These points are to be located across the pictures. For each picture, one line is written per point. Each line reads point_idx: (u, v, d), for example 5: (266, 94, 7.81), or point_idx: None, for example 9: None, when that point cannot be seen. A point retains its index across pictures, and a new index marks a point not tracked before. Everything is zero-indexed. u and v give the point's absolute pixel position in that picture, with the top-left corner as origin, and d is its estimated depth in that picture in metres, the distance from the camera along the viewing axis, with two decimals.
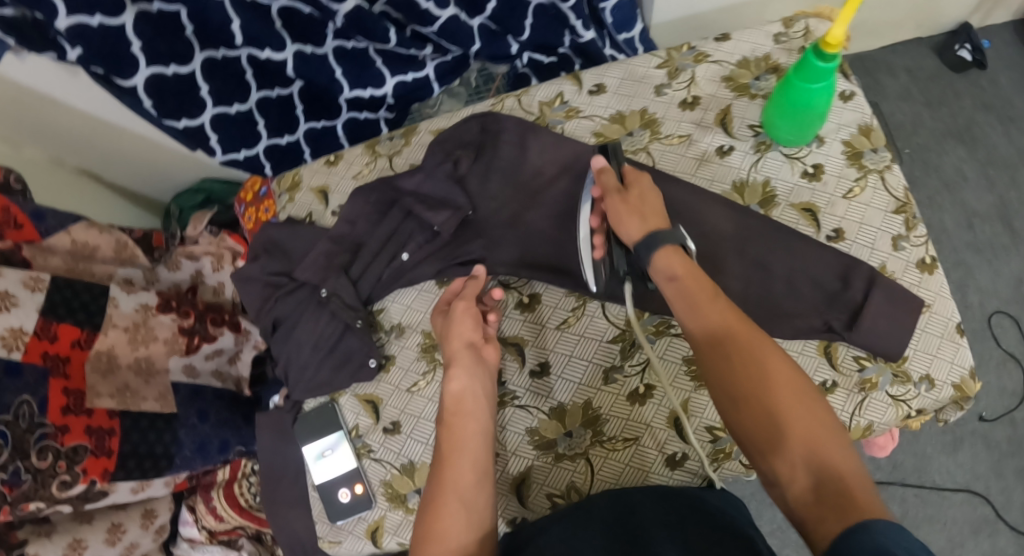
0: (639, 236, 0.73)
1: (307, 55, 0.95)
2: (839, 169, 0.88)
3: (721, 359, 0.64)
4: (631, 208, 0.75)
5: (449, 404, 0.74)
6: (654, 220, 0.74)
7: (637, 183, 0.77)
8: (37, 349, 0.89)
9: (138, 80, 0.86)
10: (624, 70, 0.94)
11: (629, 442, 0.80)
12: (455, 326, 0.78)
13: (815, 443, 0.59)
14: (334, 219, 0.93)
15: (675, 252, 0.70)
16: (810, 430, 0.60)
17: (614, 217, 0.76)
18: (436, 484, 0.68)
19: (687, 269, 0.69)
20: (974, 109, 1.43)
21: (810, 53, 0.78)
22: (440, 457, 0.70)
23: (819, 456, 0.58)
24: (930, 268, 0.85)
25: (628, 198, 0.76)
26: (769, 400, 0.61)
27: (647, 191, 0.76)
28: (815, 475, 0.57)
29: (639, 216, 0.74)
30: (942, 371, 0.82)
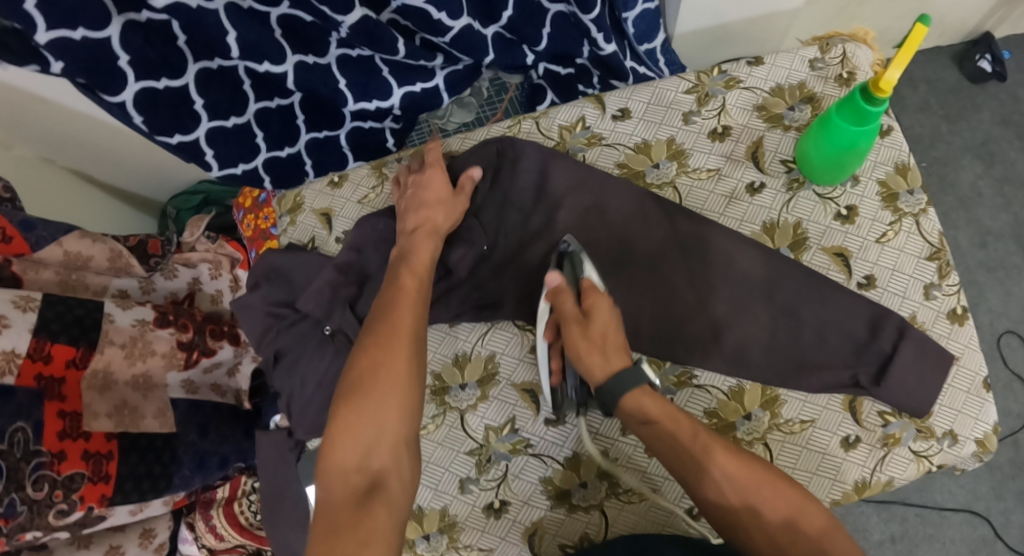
0: (603, 380, 0.70)
1: (309, 66, 0.89)
2: (874, 212, 0.83)
3: (696, 465, 0.64)
4: (595, 340, 0.71)
5: (416, 259, 0.75)
6: (616, 356, 0.71)
7: (597, 313, 0.73)
8: (30, 371, 0.84)
9: (127, 96, 0.79)
10: (652, 93, 0.88)
11: (646, 495, 0.77)
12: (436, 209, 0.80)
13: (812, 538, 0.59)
14: (338, 246, 0.88)
15: (645, 390, 0.69)
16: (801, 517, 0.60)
17: (572, 351, 0.72)
18: (383, 338, 0.68)
19: (663, 412, 0.67)
20: (992, 123, 1.37)
21: (858, 94, 0.72)
22: (393, 311, 0.70)
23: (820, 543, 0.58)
24: (961, 319, 0.82)
25: (589, 331, 0.72)
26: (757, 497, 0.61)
27: (609, 321, 0.73)
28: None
29: (600, 352, 0.71)
30: (965, 426, 0.80)
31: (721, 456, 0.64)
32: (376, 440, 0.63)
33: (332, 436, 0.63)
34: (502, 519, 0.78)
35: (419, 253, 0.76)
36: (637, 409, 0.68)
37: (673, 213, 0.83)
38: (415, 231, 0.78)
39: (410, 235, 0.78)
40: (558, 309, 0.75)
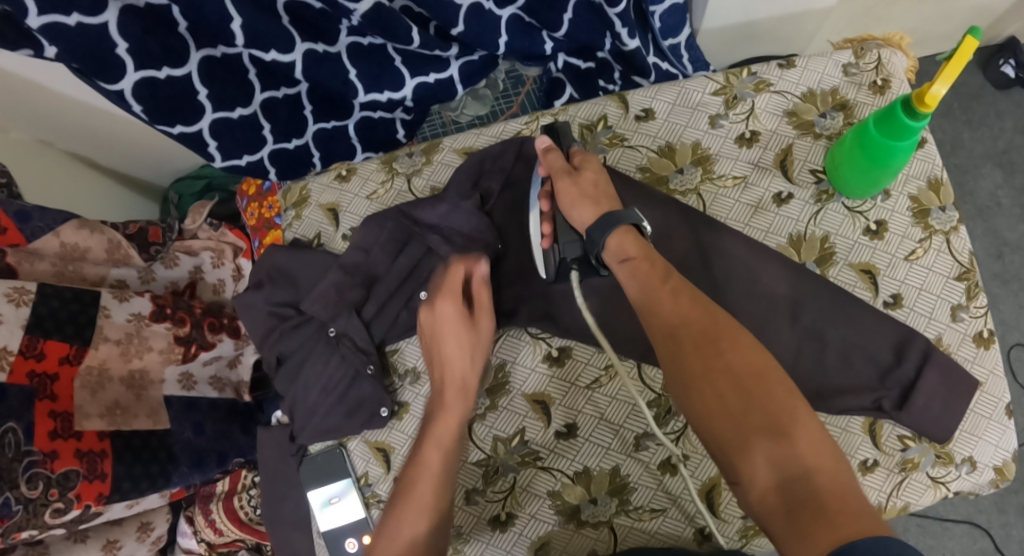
0: (593, 220, 0.68)
1: (319, 55, 0.85)
2: (904, 228, 0.80)
3: (690, 335, 0.59)
4: (582, 187, 0.71)
5: (438, 427, 0.72)
6: (607, 203, 0.70)
7: (586, 168, 0.74)
8: (23, 368, 0.82)
9: (126, 85, 0.75)
10: (677, 93, 0.85)
11: (657, 514, 0.75)
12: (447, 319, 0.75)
13: (779, 421, 0.54)
14: (345, 244, 0.84)
15: (627, 231, 0.67)
16: (770, 398, 0.55)
17: (563, 203, 0.72)
18: (401, 505, 0.69)
19: (641, 250, 0.65)
20: (1014, 131, 1.32)
21: (899, 107, 0.69)
22: (412, 478, 0.70)
23: (781, 425, 0.54)
24: (987, 342, 0.79)
25: (580, 182, 0.72)
26: (721, 363, 0.57)
27: (598, 176, 0.73)
28: (780, 469, 0.52)
29: (591, 201, 0.70)
30: (984, 453, 0.78)
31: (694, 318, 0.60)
32: None
33: None
34: (508, 532, 0.77)
35: (445, 416, 0.73)
36: (625, 256, 0.65)
37: (697, 223, 0.80)
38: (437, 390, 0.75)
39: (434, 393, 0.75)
40: (547, 168, 0.76)
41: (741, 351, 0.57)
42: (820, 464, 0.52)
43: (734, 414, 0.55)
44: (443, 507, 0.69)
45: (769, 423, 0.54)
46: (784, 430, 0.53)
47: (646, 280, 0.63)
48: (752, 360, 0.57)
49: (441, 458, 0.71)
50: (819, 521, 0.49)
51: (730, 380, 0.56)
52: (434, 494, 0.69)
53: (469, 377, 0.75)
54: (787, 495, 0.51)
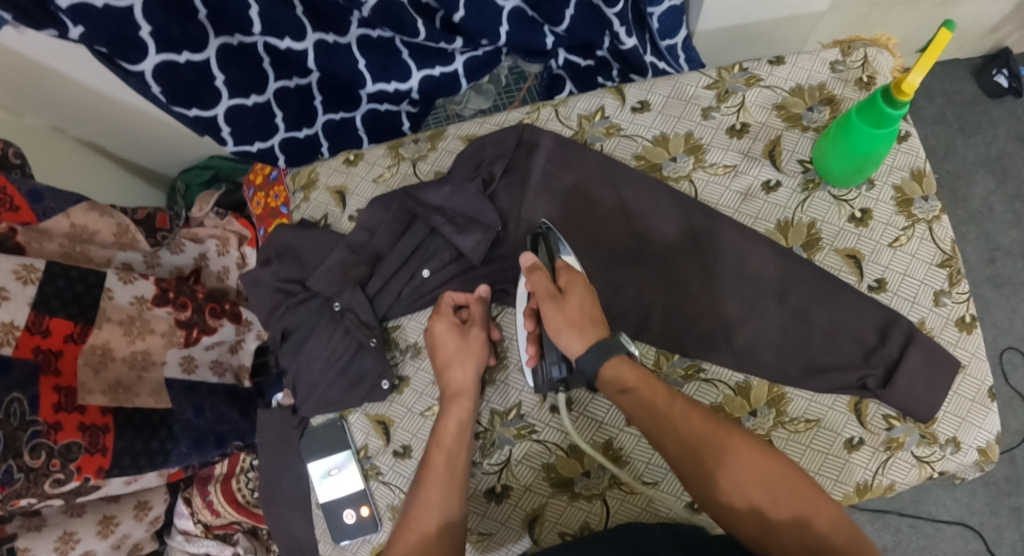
0: (583, 352, 0.68)
1: (329, 45, 0.90)
2: (888, 216, 0.84)
3: (693, 439, 0.64)
4: (573, 308, 0.70)
5: (443, 429, 0.74)
6: (594, 331, 0.69)
7: (574, 290, 0.72)
8: (28, 343, 0.83)
9: (146, 67, 0.79)
10: (671, 87, 0.88)
11: (648, 486, 0.77)
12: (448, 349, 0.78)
13: (797, 510, 0.58)
14: (351, 225, 0.88)
15: (622, 359, 0.68)
16: (788, 491, 0.60)
17: (551, 330, 0.71)
18: (404, 525, 0.68)
19: (639, 376, 0.67)
20: (1007, 139, 1.35)
21: (880, 97, 0.72)
22: (422, 486, 0.70)
23: (802, 515, 0.58)
24: (970, 327, 0.82)
25: (567, 307, 0.71)
26: (737, 465, 0.62)
27: (587, 293, 0.71)
28: (810, 553, 0.56)
29: (578, 331, 0.69)
30: (969, 434, 0.80)
31: (707, 431, 0.64)
32: None
33: None
34: (503, 503, 0.79)
35: (446, 422, 0.74)
36: (622, 382, 0.67)
37: (689, 206, 0.83)
38: (448, 398, 0.76)
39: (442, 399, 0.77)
40: (534, 288, 0.74)
41: (746, 450, 0.62)
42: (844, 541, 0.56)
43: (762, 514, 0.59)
44: (456, 493, 0.70)
45: (795, 514, 0.58)
46: (807, 518, 0.58)
47: (652, 406, 0.65)
48: (764, 460, 0.62)
49: (446, 463, 0.72)
50: None
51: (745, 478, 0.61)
52: (444, 486, 0.70)
53: (467, 383, 0.76)
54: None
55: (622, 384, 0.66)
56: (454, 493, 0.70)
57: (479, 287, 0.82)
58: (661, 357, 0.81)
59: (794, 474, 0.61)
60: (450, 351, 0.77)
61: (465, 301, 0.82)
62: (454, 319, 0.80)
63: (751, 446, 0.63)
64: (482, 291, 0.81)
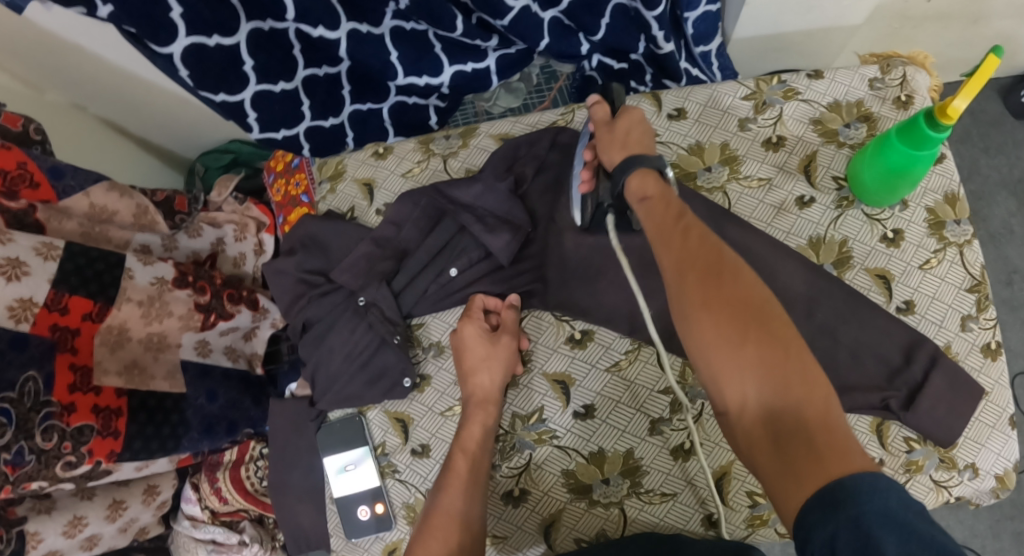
0: (620, 161, 0.70)
1: (362, 35, 0.88)
2: (920, 238, 0.83)
3: (687, 256, 0.59)
4: (617, 129, 0.73)
5: (467, 435, 0.75)
6: (636, 148, 0.71)
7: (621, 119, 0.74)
8: (46, 321, 0.82)
9: (175, 49, 0.77)
10: (708, 95, 0.88)
11: (667, 497, 0.77)
12: (476, 356, 0.78)
13: (778, 368, 0.53)
14: (378, 219, 0.86)
15: (647, 174, 0.67)
16: (774, 348, 0.54)
17: (599, 148, 0.73)
18: (426, 522, 0.69)
19: (660, 191, 0.66)
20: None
21: (922, 119, 0.72)
22: (448, 485, 0.71)
23: (784, 373, 0.53)
24: (994, 354, 0.82)
25: (615, 130, 0.73)
26: (724, 293, 0.56)
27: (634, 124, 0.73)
28: (767, 403, 0.53)
29: (621, 144, 0.71)
30: (987, 461, 0.80)
31: (710, 263, 0.58)
32: None
33: None
34: (520, 507, 0.79)
35: (470, 429, 0.76)
36: (642, 197, 0.66)
37: (724, 218, 0.82)
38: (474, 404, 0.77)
39: (467, 405, 0.78)
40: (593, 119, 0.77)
41: (741, 286, 0.57)
42: (821, 413, 0.52)
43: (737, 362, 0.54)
44: (478, 494, 0.72)
45: (768, 371, 0.53)
46: (785, 376, 0.53)
47: (659, 219, 0.63)
48: (761, 302, 0.56)
49: (469, 467, 0.73)
50: (806, 454, 0.50)
51: (728, 315, 0.55)
52: (469, 488, 0.71)
53: (493, 391, 0.77)
54: (777, 432, 0.52)
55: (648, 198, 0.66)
56: (479, 495, 0.71)
57: (510, 295, 0.81)
58: (687, 369, 0.79)
59: (787, 331, 0.55)
60: (477, 358, 0.78)
61: (496, 307, 0.82)
62: (483, 324, 0.80)
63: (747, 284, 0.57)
64: (512, 298, 0.81)
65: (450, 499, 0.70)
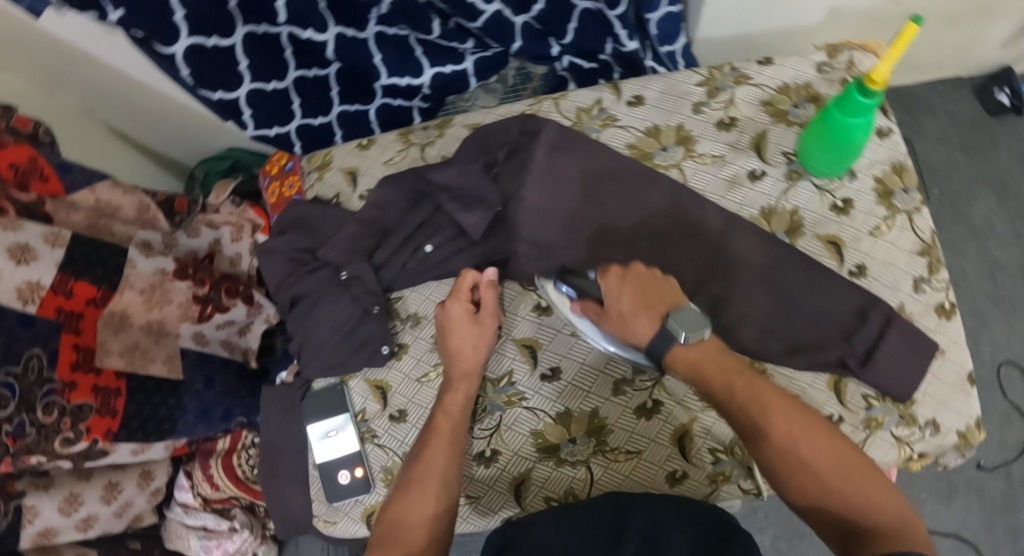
0: (652, 337, 0.71)
1: (347, 38, 0.96)
2: (869, 206, 0.87)
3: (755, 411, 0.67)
4: (624, 307, 0.72)
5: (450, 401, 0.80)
6: (653, 294, 0.72)
7: (624, 290, 0.74)
8: (52, 304, 0.88)
9: (177, 49, 0.87)
10: (665, 84, 0.93)
11: (631, 455, 0.81)
12: (455, 331, 0.82)
13: (840, 491, 0.63)
14: (361, 204, 0.92)
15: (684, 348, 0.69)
16: (849, 480, 0.63)
17: (621, 326, 0.73)
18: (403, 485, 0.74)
19: (701, 354, 0.70)
20: (1010, 162, 1.31)
21: (853, 88, 0.77)
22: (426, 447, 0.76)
23: (849, 492, 0.63)
24: (948, 313, 0.85)
25: (626, 282, 0.74)
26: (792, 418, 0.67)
27: (640, 290, 0.73)
28: (846, 528, 0.62)
29: (642, 311, 0.72)
30: (948, 418, 0.83)
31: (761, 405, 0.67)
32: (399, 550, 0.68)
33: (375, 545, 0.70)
34: (492, 467, 0.82)
35: (453, 395, 0.80)
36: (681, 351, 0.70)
37: (675, 192, 0.87)
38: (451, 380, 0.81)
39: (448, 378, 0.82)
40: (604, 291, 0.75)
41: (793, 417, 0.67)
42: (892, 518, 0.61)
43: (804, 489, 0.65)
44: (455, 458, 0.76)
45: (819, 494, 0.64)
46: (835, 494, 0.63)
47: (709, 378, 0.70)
48: (824, 448, 0.65)
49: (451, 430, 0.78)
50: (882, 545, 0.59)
51: (807, 467, 0.65)
52: (450, 450, 0.76)
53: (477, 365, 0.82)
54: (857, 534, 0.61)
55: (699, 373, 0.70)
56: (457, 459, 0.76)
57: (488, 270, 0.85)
58: None
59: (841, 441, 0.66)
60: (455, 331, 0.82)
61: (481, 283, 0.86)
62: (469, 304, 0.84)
63: (796, 414, 0.67)
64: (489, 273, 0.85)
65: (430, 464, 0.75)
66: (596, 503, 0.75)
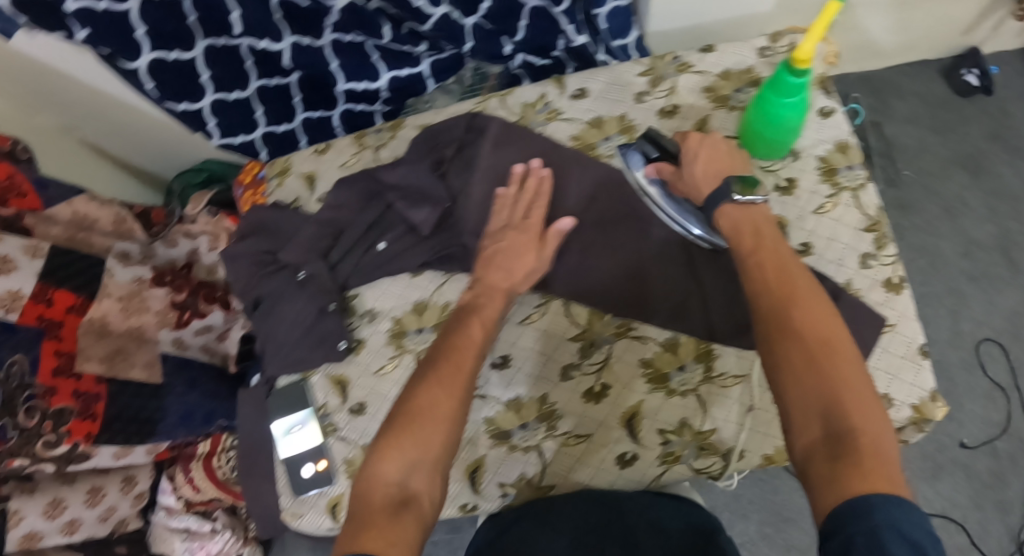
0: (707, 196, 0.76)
1: (304, 47, 1.00)
2: (813, 185, 0.88)
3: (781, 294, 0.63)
4: (701, 165, 0.78)
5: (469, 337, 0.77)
6: (721, 165, 0.77)
7: (700, 152, 0.79)
8: (32, 312, 0.93)
9: (141, 64, 0.93)
10: (610, 75, 0.95)
11: (582, 439, 0.82)
12: (517, 260, 0.82)
13: (834, 390, 0.55)
14: (318, 206, 0.95)
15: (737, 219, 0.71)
16: (844, 379, 0.55)
17: (687, 168, 0.79)
18: (404, 416, 0.69)
19: (734, 229, 0.71)
20: (980, 137, 1.32)
21: (783, 69, 0.80)
22: (432, 373, 0.73)
23: (842, 401, 0.54)
24: (897, 287, 0.85)
25: (696, 159, 0.78)
26: (806, 316, 0.60)
27: (714, 155, 0.78)
28: (830, 430, 0.53)
29: (709, 167, 0.78)
30: (901, 391, 0.83)
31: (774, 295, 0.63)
32: (396, 493, 0.64)
33: (372, 462, 0.66)
34: None
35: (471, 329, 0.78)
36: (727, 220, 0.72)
37: (618, 180, 0.88)
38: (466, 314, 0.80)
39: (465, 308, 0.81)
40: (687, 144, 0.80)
41: (816, 314, 0.60)
42: (872, 438, 0.52)
43: (801, 378, 0.57)
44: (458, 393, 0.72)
45: (825, 400, 0.55)
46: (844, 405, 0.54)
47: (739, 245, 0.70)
48: (829, 347, 0.58)
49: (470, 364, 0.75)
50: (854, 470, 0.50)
51: (805, 354, 0.58)
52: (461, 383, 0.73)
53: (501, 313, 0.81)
54: (830, 446, 0.52)
55: (737, 230, 0.70)
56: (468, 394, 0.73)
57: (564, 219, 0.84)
58: (593, 317, 0.85)
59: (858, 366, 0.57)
60: (507, 253, 0.82)
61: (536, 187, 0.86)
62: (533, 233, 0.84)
63: (822, 313, 0.61)
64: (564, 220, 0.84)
65: (422, 436, 0.67)
66: (571, 504, 0.76)
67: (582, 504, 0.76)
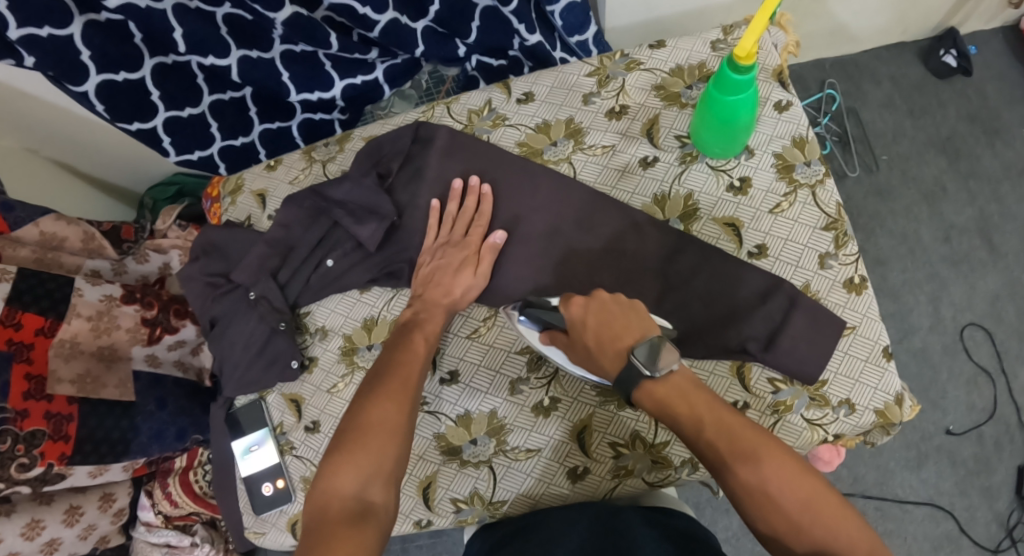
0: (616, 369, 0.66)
1: (253, 60, 0.98)
2: (768, 183, 0.85)
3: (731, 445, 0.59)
4: (594, 333, 0.69)
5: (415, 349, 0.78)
6: (617, 323, 0.68)
7: (590, 319, 0.70)
8: (0, 336, 0.93)
9: (89, 87, 0.91)
10: (556, 78, 0.93)
11: (532, 454, 0.81)
12: (451, 276, 0.83)
13: (824, 540, 0.54)
14: (269, 223, 0.96)
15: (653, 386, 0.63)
16: (821, 521, 0.55)
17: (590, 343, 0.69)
18: (355, 431, 0.69)
19: (669, 392, 0.63)
20: (958, 119, 1.31)
21: (725, 67, 0.75)
22: (386, 384, 0.74)
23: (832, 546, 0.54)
24: (858, 288, 0.82)
25: (593, 316, 0.70)
26: (768, 467, 0.57)
27: (606, 317, 0.69)
28: None
29: (606, 345, 0.68)
30: (864, 396, 0.80)
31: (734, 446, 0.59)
32: (350, 502, 0.64)
33: (330, 466, 0.67)
34: None
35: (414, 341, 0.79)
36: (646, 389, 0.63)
37: (565, 187, 0.86)
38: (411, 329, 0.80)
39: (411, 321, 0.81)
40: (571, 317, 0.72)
41: (773, 461, 0.57)
42: None
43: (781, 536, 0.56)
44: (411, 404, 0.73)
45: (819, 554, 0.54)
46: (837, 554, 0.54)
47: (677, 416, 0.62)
48: (796, 493, 0.56)
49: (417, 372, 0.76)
50: None
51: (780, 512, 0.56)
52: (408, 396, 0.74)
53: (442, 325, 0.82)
54: None
55: (663, 409, 0.62)
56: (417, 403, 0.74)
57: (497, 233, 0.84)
58: None
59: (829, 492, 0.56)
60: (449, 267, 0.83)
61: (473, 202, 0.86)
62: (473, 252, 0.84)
63: (777, 457, 0.58)
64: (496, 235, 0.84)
65: (376, 448, 0.68)
66: (542, 517, 0.75)
67: (574, 519, 0.73)
